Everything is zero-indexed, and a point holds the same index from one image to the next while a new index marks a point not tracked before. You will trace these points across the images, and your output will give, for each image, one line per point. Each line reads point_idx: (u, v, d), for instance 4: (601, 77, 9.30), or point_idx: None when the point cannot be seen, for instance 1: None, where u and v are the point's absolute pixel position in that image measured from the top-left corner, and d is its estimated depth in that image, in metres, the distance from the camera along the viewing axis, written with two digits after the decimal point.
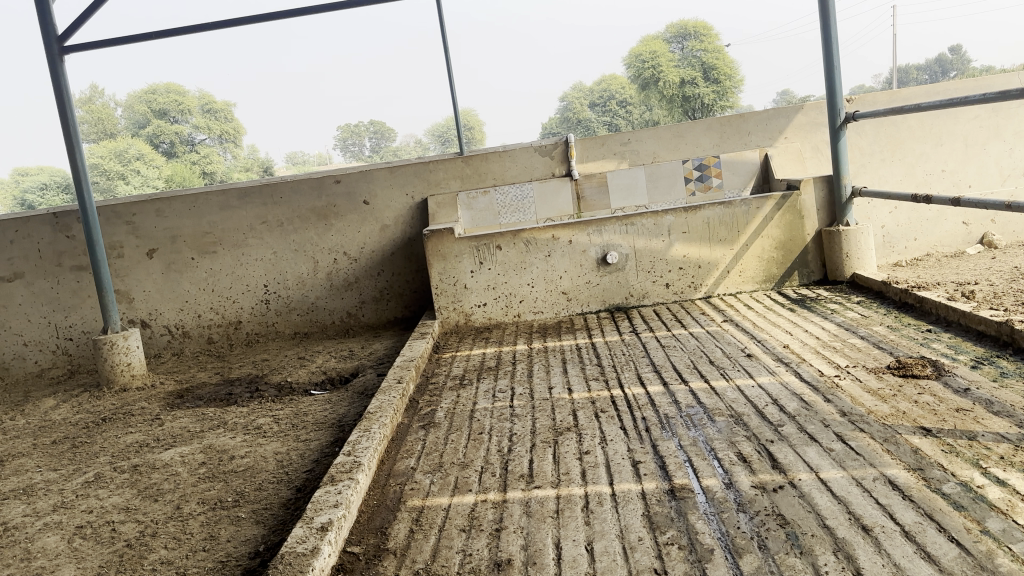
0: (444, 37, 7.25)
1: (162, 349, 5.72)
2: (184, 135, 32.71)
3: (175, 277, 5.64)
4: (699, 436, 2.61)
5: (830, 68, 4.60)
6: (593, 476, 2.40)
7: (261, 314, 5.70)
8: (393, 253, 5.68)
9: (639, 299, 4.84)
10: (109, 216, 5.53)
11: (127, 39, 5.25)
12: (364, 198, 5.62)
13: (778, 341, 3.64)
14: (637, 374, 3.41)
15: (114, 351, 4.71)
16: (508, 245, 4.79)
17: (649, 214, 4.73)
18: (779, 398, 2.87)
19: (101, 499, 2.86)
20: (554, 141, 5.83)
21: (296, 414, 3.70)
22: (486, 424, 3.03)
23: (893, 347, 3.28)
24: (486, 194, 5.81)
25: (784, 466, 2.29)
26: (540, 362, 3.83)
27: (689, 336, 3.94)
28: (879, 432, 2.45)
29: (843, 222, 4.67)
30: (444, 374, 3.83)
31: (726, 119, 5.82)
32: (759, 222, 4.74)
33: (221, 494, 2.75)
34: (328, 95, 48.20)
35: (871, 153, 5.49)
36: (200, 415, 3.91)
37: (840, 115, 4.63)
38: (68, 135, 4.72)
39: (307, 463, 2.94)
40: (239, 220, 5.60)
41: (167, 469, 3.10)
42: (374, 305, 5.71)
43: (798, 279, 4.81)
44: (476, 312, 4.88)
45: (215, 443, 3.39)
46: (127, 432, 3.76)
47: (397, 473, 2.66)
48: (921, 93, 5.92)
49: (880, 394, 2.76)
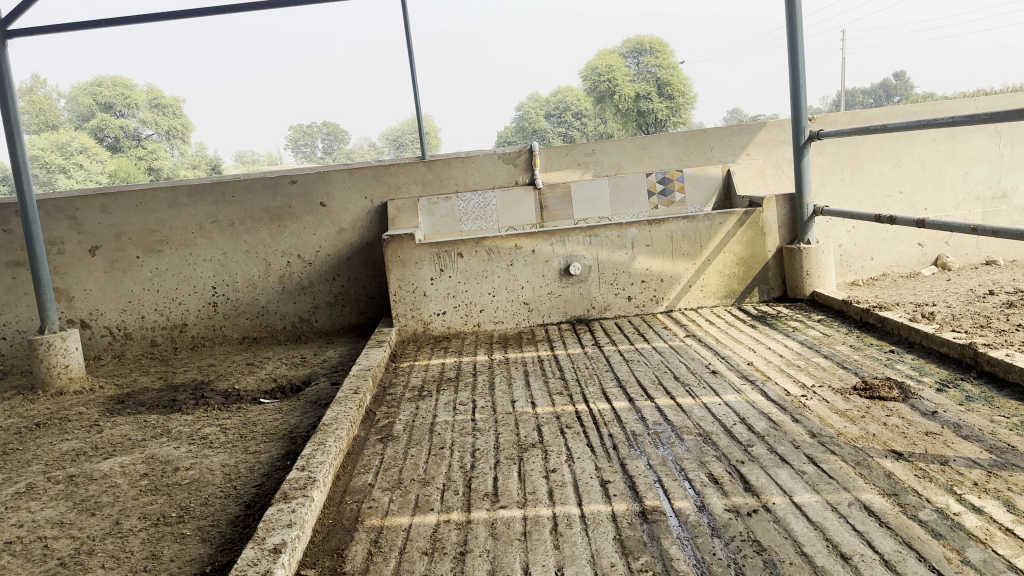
0: (408, 41, 7.12)
1: (101, 351, 5.46)
2: (131, 130, 31.72)
3: (118, 276, 5.40)
4: (668, 455, 2.55)
5: (795, 86, 4.61)
6: (561, 496, 2.31)
7: (208, 317, 5.49)
8: (350, 257, 5.53)
9: (601, 311, 4.78)
10: (49, 210, 5.27)
11: (76, 25, 5.02)
12: (321, 200, 5.46)
13: (742, 358, 3.61)
14: (602, 390, 3.33)
15: (51, 352, 4.46)
16: (469, 253, 4.69)
17: (613, 226, 4.68)
18: (746, 417, 2.83)
19: (32, 512, 2.67)
20: (518, 149, 5.75)
21: (244, 424, 3.53)
22: (447, 438, 2.91)
23: (857, 367, 3.28)
24: (447, 200, 5.71)
25: (757, 489, 2.24)
26: (502, 374, 3.73)
27: (653, 351, 3.89)
28: (850, 454, 2.41)
29: (803, 240, 4.69)
30: (402, 385, 3.70)
31: (690, 133, 5.82)
32: (722, 237, 4.73)
33: (164, 509, 2.58)
34: (282, 95, 47.56)
35: (831, 172, 5.56)
36: (142, 423, 3.70)
37: (804, 133, 4.64)
38: (9, 124, 4.47)
39: (257, 477, 2.79)
40: (189, 219, 5.39)
41: (105, 480, 2.91)
42: (328, 310, 5.54)
43: (758, 296, 4.82)
44: (434, 321, 4.77)
45: (158, 453, 3.20)
46: (63, 440, 3.54)
47: (354, 490, 2.53)
48: (881, 115, 6.01)
49: (848, 416, 2.74)
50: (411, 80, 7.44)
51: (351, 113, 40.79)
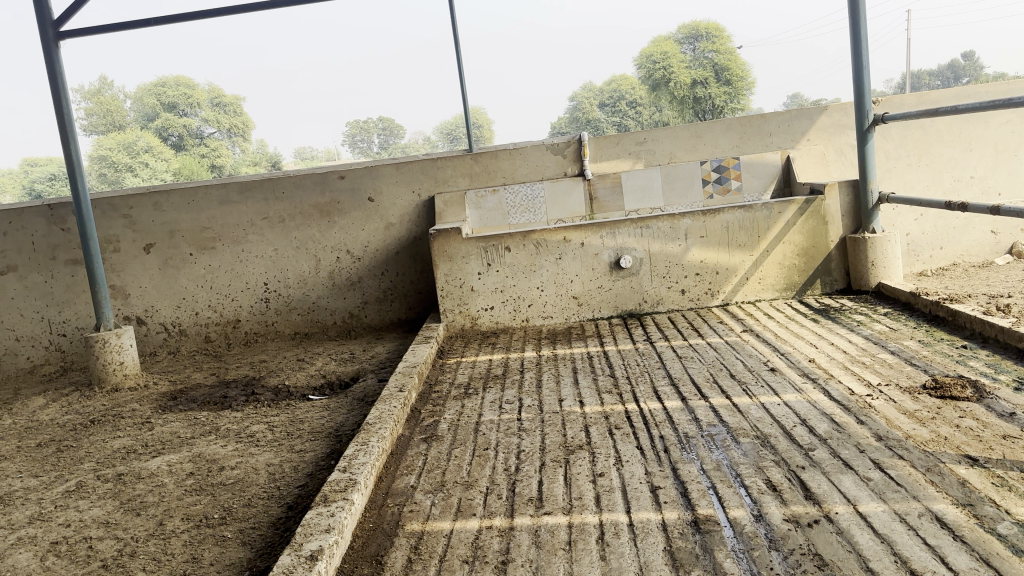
0: (455, 32, 7.03)
1: (157, 347, 5.54)
2: (193, 128, 32.49)
3: (172, 273, 5.47)
4: (722, 459, 2.42)
5: (859, 67, 4.38)
6: (608, 503, 2.21)
7: (260, 313, 5.52)
8: (398, 252, 5.50)
9: (653, 305, 4.64)
10: (105, 209, 5.37)
11: (128, 24, 5.07)
12: (369, 195, 5.43)
13: (803, 354, 3.43)
14: (653, 388, 3.21)
15: (106, 350, 4.53)
16: (517, 247, 4.60)
17: (665, 217, 4.53)
18: (807, 418, 2.67)
19: (80, 511, 2.68)
20: (567, 140, 5.63)
21: (291, 421, 3.51)
22: (491, 439, 2.83)
23: (927, 364, 3.08)
24: (494, 193, 5.61)
25: (818, 497, 2.10)
26: (550, 372, 3.63)
27: (708, 347, 3.75)
28: (921, 460, 2.25)
29: (868, 229, 4.46)
30: (449, 382, 3.64)
31: (746, 119, 5.61)
32: (781, 227, 4.54)
33: (207, 510, 2.56)
34: (337, 91, 48.29)
35: (897, 157, 5.29)
36: (192, 420, 3.72)
37: (868, 117, 4.41)
38: (63, 125, 4.54)
39: (300, 477, 2.76)
40: (240, 216, 5.42)
41: (152, 479, 2.91)
42: (377, 305, 5.53)
43: (820, 288, 4.61)
44: (482, 316, 4.69)
45: (205, 451, 3.20)
46: (115, 437, 3.58)
47: (395, 492, 2.47)
48: (950, 96, 5.70)
49: (917, 417, 2.56)
50: (458, 73, 7.36)
51: (405, 107, 41.17)
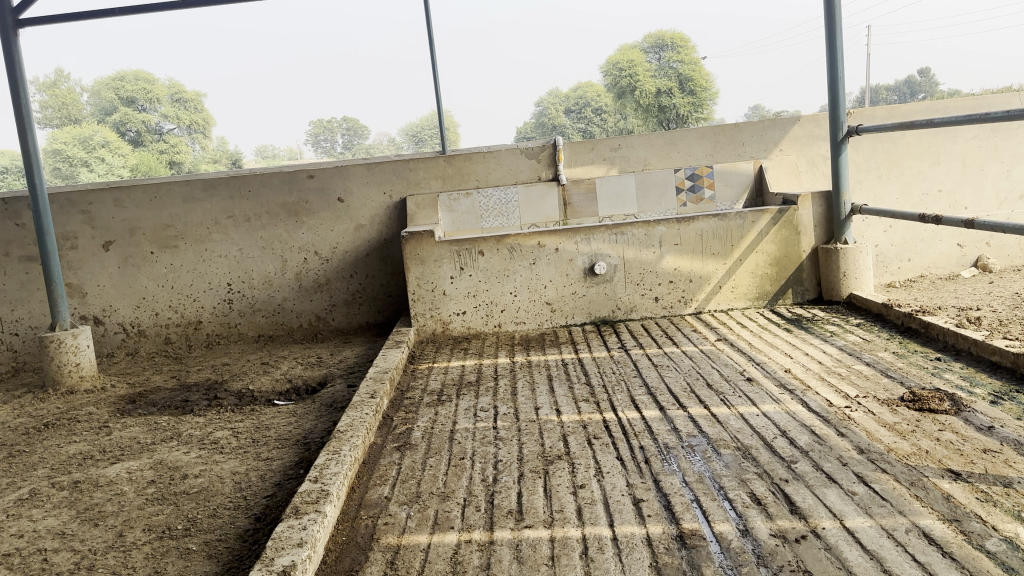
0: (429, 33, 6.95)
1: (115, 348, 5.36)
2: (153, 124, 31.79)
3: (132, 272, 5.29)
4: (705, 471, 2.38)
5: (834, 79, 4.40)
6: (591, 516, 2.16)
7: (224, 314, 5.37)
8: (368, 254, 5.39)
9: (626, 312, 4.61)
10: (62, 204, 5.18)
11: (90, 14, 4.91)
12: (339, 195, 5.33)
13: (779, 364, 3.42)
14: (631, 397, 3.17)
15: (62, 350, 4.36)
16: (491, 251, 4.53)
17: (640, 224, 4.51)
18: (788, 430, 2.65)
19: (34, 521, 2.54)
20: (542, 144, 5.58)
21: (258, 427, 3.39)
22: (468, 448, 2.76)
23: (902, 376, 3.09)
24: (467, 196, 5.55)
25: (804, 512, 2.07)
26: (524, 379, 3.57)
27: (683, 356, 3.72)
28: (904, 473, 2.23)
29: (841, 240, 4.49)
30: (421, 389, 3.55)
31: (720, 128, 5.63)
32: (755, 236, 4.54)
33: (169, 521, 2.44)
34: (301, 90, 47.80)
35: (868, 169, 5.34)
36: (152, 424, 3.58)
37: (842, 129, 4.44)
38: (20, 116, 4.35)
39: (268, 487, 2.66)
40: (204, 214, 5.27)
41: (111, 487, 2.78)
42: (345, 308, 5.42)
43: (792, 298, 4.62)
44: (454, 321, 4.62)
45: (166, 458, 3.07)
46: (70, 442, 3.42)
47: (369, 504, 2.38)
48: (920, 110, 5.78)
49: (897, 430, 2.55)
50: (432, 74, 7.27)
51: (371, 108, 40.92)
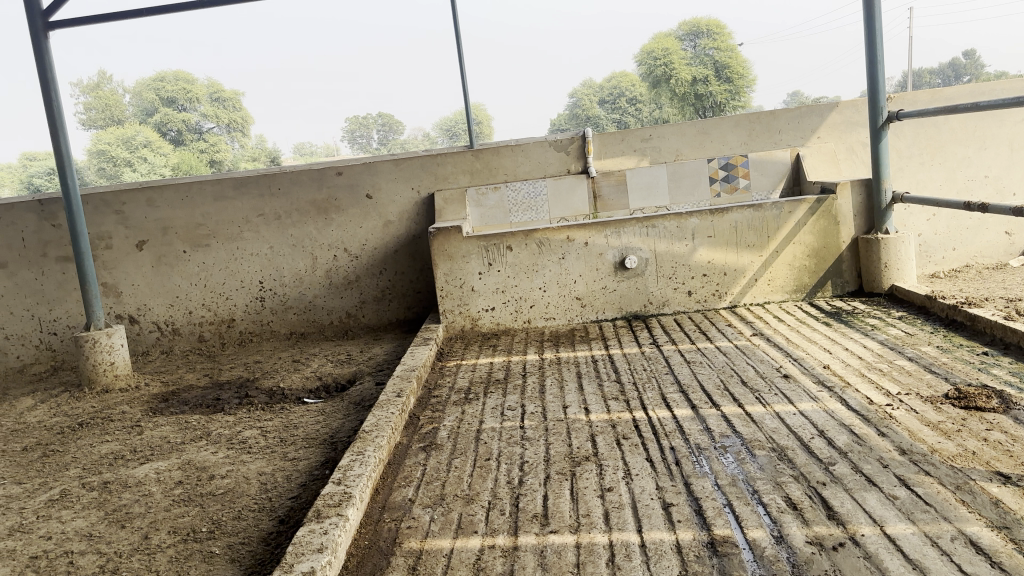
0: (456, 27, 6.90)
1: (150, 347, 5.42)
2: (192, 123, 32.27)
3: (165, 270, 5.33)
4: (738, 474, 2.30)
5: (872, 63, 4.24)
6: (619, 521, 2.09)
7: (256, 312, 5.40)
8: (397, 251, 5.37)
9: (659, 307, 4.51)
10: (96, 204, 5.24)
11: (120, 15, 4.94)
12: (368, 192, 5.31)
13: (817, 360, 3.31)
14: (661, 395, 3.08)
15: (96, 350, 4.40)
16: (519, 246, 4.47)
17: (672, 216, 4.41)
18: (826, 430, 2.55)
19: (63, 522, 2.55)
20: (571, 136, 5.49)
21: (286, 426, 3.38)
22: (494, 448, 2.70)
23: (947, 372, 2.96)
24: (496, 190, 5.49)
25: (843, 517, 1.97)
26: (553, 376, 3.51)
27: (718, 352, 3.62)
28: (949, 476, 2.12)
29: (882, 230, 4.34)
30: (448, 387, 3.51)
31: (755, 116, 5.48)
32: (792, 227, 4.41)
33: (195, 523, 2.43)
34: (336, 87, 48.30)
35: (910, 156, 5.16)
36: (183, 424, 3.59)
37: (882, 115, 4.28)
38: (52, 119, 4.40)
39: (293, 488, 2.64)
40: (235, 212, 5.29)
41: (139, 488, 2.79)
42: (375, 305, 5.40)
43: (831, 290, 4.48)
44: (483, 317, 4.57)
45: (195, 458, 3.07)
46: (103, 441, 3.45)
47: (393, 506, 2.34)
48: (964, 93, 5.56)
49: (941, 429, 2.44)
50: (460, 68, 7.22)
51: (404, 104, 41.15)
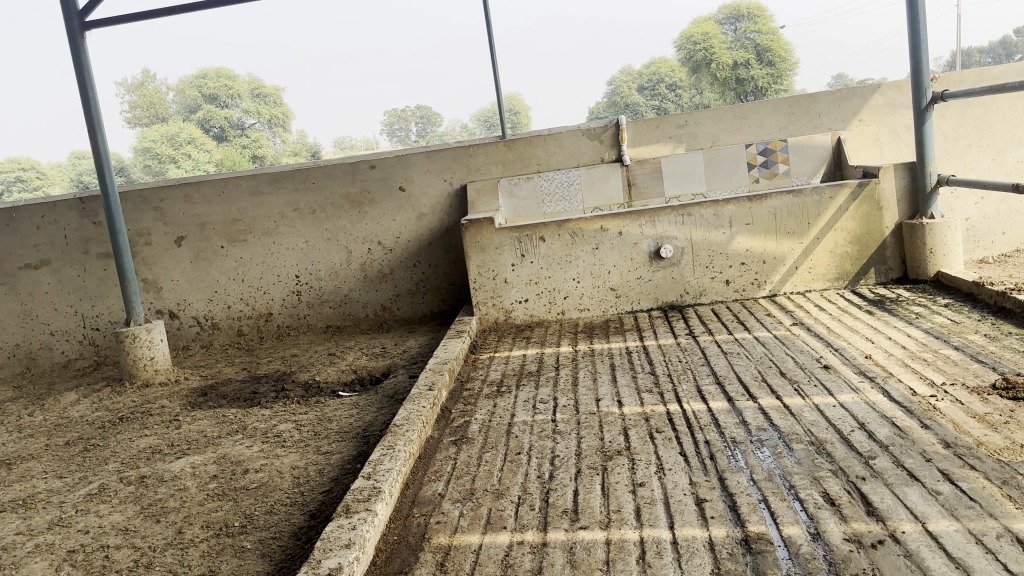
0: (488, 17, 6.86)
1: (190, 341, 5.50)
2: (234, 120, 32.73)
3: (204, 266, 5.40)
4: (774, 469, 2.24)
5: (916, 41, 4.10)
6: (650, 517, 2.04)
7: (292, 306, 5.44)
8: (430, 243, 5.36)
9: (695, 297, 4.44)
10: (136, 202, 5.33)
11: (154, 13, 4.99)
12: (401, 184, 5.31)
13: (858, 350, 3.21)
14: (696, 387, 3.02)
15: (137, 345, 4.48)
16: (552, 237, 4.43)
17: (708, 204, 4.32)
18: (866, 422, 2.47)
19: (100, 516, 2.60)
20: (605, 124, 5.42)
21: (320, 420, 3.40)
22: (525, 442, 2.68)
23: (995, 361, 2.84)
24: (529, 180, 5.45)
25: (882, 513, 1.90)
26: (586, 368, 3.46)
27: (755, 342, 3.54)
28: (995, 470, 2.03)
29: (927, 215, 4.20)
30: (481, 380, 3.49)
31: (794, 100, 5.35)
32: (833, 213, 4.30)
33: (227, 517, 2.45)
34: (374, 81, 48.57)
35: (956, 138, 4.98)
36: (220, 418, 3.63)
37: (926, 95, 4.13)
38: (90, 118, 4.47)
39: (325, 482, 2.64)
40: (270, 207, 5.33)
41: (175, 482, 2.82)
42: (410, 297, 5.41)
43: (874, 277, 4.35)
44: (517, 309, 4.54)
45: (230, 452, 3.10)
46: (142, 435, 3.51)
47: (422, 501, 2.33)
48: (1014, 72, 5.36)
49: (987, 421, 2.34)
50: (492, 59, 7.18)
51: (441, 96, 41.24)
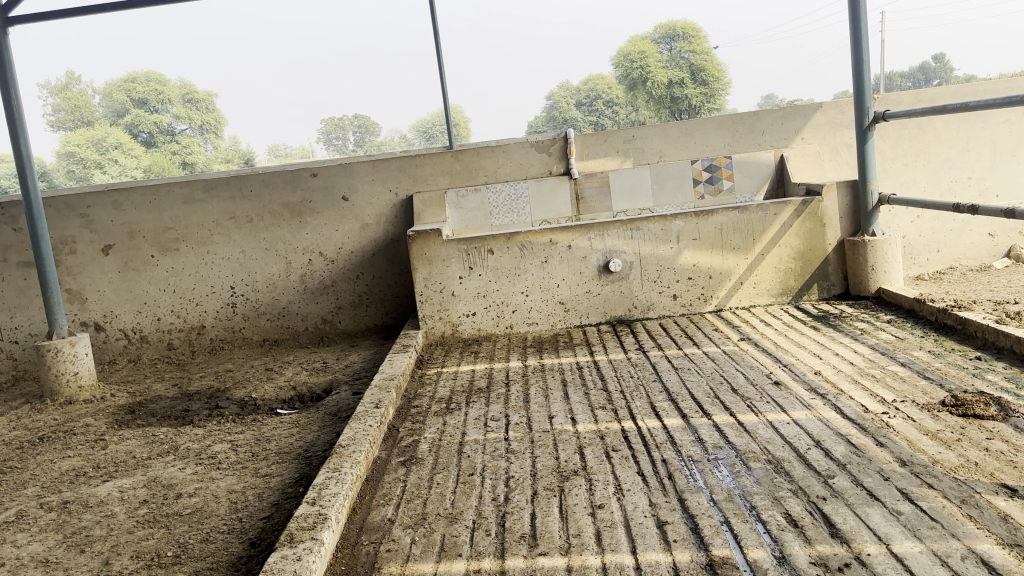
0: (434, 27, 6.78)
1: (117, 355, 5.23)
2: (165, 125, 31.79)
3: (133, 276, 5.15)
4: (734, 489, 2.20)
5: (858, 63, 4.18)
6: (611, 542, 1.98)
7: (227, 319, 5.23)
8: (374, 255, 5.23)
9: (643, 311, 4.42)
10: (60, 208, 5.05)
11: (83, 10, 4.76)
12: (343, 194, 5.16)
13: (808, 366, 3.22)
14: (650, 404, 2.98)
15: (59, 359, 4.22)
16: (501, 249, 4.35)
17: (656, 218, 4.31)
18: (822, 440, 2.46)
19: (17, 547, 2.39)
20: (552, 137, 5.39)
21: (258, 440, 3.23)
22: (477, 462, 2.58)
23: (941, 378, 2.88)
24: (476, 192, 5.37)
25: (846, 535, 1.87)
26: (538, 384, 3.39)
27: (706, 358, 3.52)
28: (953, 490, 2.03)
29: (868, 232, 4.27)
30: (428, 396, 3.38)
31: (738, 117, 5.41)
32: (777, 230, 4.34)
33: (159, 547, 2.28)
34: (311, 89, 47.94)
35: (893, 157, 5.12)
36: (149, 437, 3.43)
37: (868, 115, 4.21)
38: (12, 119, 4.22)
39: (265, 507, 2.50)
40: (205, 215, 5.13)
41: (101, 508, 2.63)
42: (352, 310, 5.26)
43: (817, 293, 4.41)
44: (463, 323, 4.44)
45: (161, 475, 2.92)
46: (64, 456, 3.28)
47: (371, 527, 2.21)
48: (948, 94, 5.53)
49: (941, 439, 2.35)
50: (438, 69, 7.09)
51: (380, 107, 41.01)
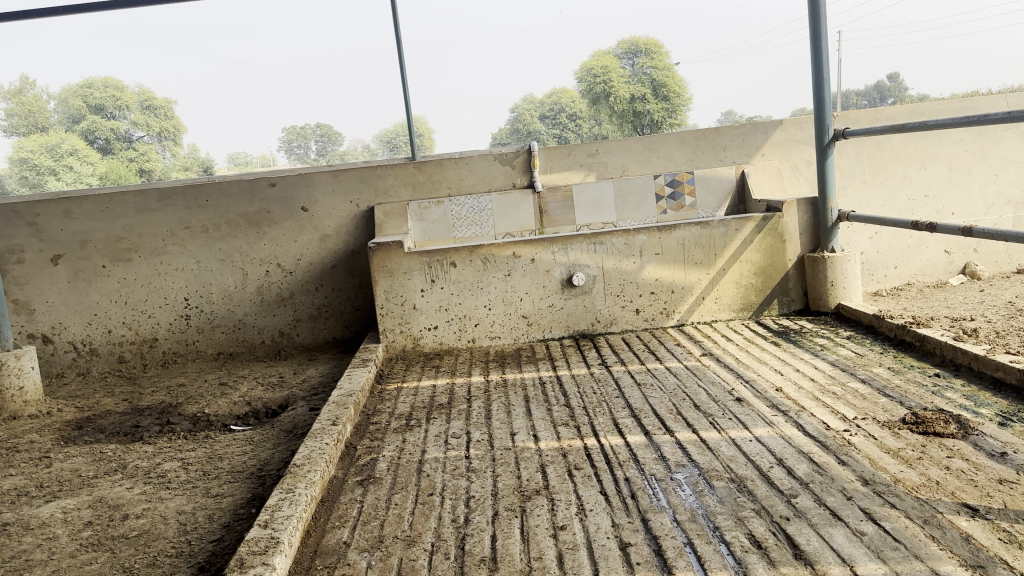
0: (398, 37, 6.73)
1: (65, 368, 5.05)
2: (122, 132, 31.11)
3: (83, 287, 4.99)
4: (697, 508, 2.17)
5: (818, 81, 4.24)
6: (574, 565, 1.93)
7: (180, 331, 5.09)
8: (334, 267, 5.15)
9: (606, 325, 4.40)
10: (8, 216, 4.89)
11: (35, 13, 4.62)
12: (303, 204, 5.07)
13: (769, 382, 3.22)
14: (613, 420, 2.95)
15: (3, 373, 4.05)
16: (463, 262, 4.30)
17: (619, 232, 4.30)
18: (784, 458, 2.45)
19: None
20: (516, 150, 5.37)
21: (210, 458, 3.13)
22: (437, 481, 2.52)
23: (901, 395, 2.89)
24: (439, 204, 5.32)
25: (810, 556, 1.85)
26: (500, 400, 3.34)
27: (668, 373, 3.51)
28: (915, 509, 2.03)
29: (827, 249, 4.31)
30: (388, 412, 3.31)
31: (700, 133, 5.44)
32: (738, 245, 4.36)
33: (102, 572, 2.18)
34: (273, 98, 47.42)
35: (852, 175, 5.19)
36: (96, 455, 3.30)
37: (828, 133, 4.26)
38: None
39: (216, 529, 2.40)
40: (159, 225, 4.99)
41: (42, 531, 2.51)
42: (311, 323, 5.16)
43: (778, 308, 4.44)
44: (425, 336, 4.38)
45: (107, 495, 2.80)
46: (4, 475, 3.14)
47: (326, 550, 2.14)
48: (904, 113, 5.64)
49: (902, 457, 2.35)
50: (401, 79, 7.02)
51: (343, 116, 40.71)
